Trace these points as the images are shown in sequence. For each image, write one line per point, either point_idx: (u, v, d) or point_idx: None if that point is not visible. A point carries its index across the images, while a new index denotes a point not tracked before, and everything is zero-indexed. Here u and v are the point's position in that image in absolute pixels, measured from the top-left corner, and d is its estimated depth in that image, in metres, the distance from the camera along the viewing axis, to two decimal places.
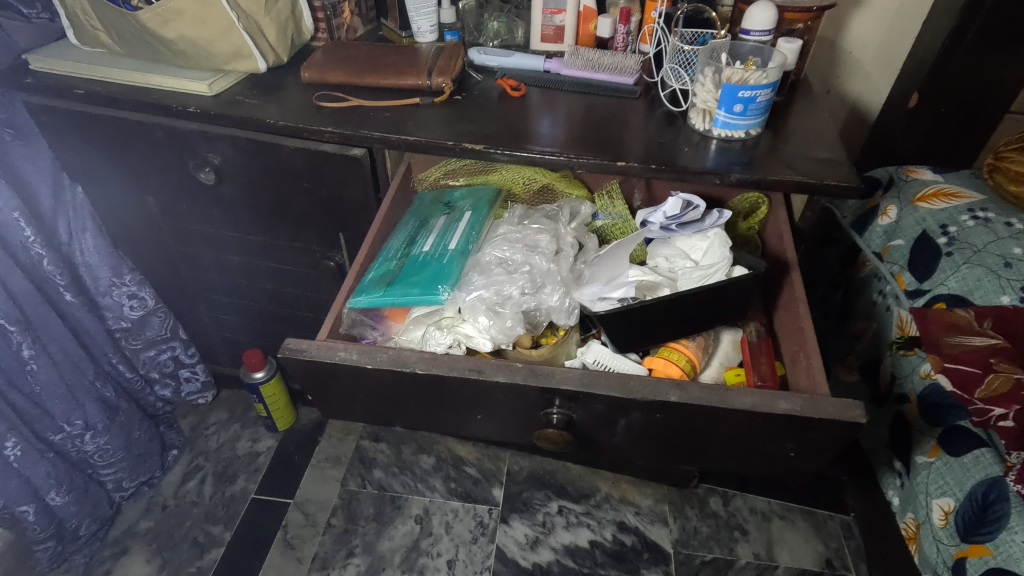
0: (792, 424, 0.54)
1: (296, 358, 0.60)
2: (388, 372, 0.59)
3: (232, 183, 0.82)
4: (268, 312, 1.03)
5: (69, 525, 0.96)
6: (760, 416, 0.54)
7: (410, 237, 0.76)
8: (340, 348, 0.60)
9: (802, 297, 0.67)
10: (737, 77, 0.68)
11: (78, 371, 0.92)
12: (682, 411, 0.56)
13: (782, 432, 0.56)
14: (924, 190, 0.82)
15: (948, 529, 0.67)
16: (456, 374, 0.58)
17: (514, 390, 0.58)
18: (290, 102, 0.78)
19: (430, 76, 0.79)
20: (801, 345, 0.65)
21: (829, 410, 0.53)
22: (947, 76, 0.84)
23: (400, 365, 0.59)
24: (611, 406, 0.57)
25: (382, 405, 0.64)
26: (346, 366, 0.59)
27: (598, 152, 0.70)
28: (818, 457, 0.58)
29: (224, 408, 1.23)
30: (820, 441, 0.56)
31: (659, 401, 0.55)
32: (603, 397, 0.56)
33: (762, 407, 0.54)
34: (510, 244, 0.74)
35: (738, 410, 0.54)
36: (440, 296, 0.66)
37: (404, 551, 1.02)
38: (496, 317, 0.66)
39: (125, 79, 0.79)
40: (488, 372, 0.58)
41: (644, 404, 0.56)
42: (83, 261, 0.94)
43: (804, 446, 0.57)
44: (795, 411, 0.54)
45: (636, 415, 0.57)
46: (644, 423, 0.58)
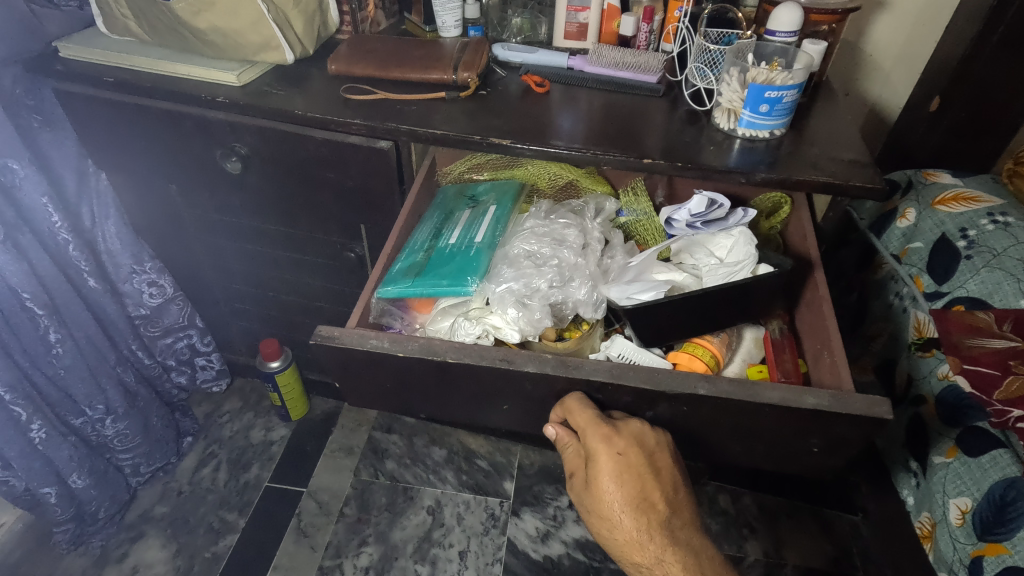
0: (818, 419, 0.55)
1: (328, 344, 0.61)
2: (417, 360, 0.60)
3: (258, 172, 0.82)
4: (287, 302, 1.04)
5: (88, 508, 0.97)
6: (786, 411, 0.55)
7: (437, 229, 0.77)
8: (370, 336, 0.62)
9: (827, 296, 0.68)
10: (763, 78, 0.69)
11: (100, 356, 0.93)
12: (709, 404, 0.56)
13: (807, 426, 0.56)
14: (942, 194, 0.83)
15: (965, 528, 0.68)
16: (486, 364, 0.59)
17: (543, 380, 0.59)
18: (317, 94, 0.79)
19: (455, 71, 0.79)
20: (825, 343, 0.66)
21: (854, 406, 0.54)
22: (971, 80, 0.85)
23: (430, 354, 0.60)
24: (638, 398, 0.58)
25: (407, 393, 0.65)
26: (377, 353, 0.60)
27: (622, 150, 0.70)
28: (841, 454, 0.58)
29: (238, 397, 1.24)
30: (843, 436, 0.56)
31: (688, 393, 0.56)
32: (631, 389, 0.57)
33: (791, 402, 0.55)
34: (537, 238, 0.75)
35: (766, 404, 0.55)
36: (468, 287, 0.67)
37: (416, 541, 1.03)
38: (524, 309, 0.67)
39: (155, 69, 0.80)
40: (517, 362, 0.59)
41: (672, 396, 0.57)
42: (104, 248, 0.95)
43: (828, 442, 0.57)
44: (822, 406, 0.55)
45: (663, 407, 0.58)
46: (669, 416, 0.59)
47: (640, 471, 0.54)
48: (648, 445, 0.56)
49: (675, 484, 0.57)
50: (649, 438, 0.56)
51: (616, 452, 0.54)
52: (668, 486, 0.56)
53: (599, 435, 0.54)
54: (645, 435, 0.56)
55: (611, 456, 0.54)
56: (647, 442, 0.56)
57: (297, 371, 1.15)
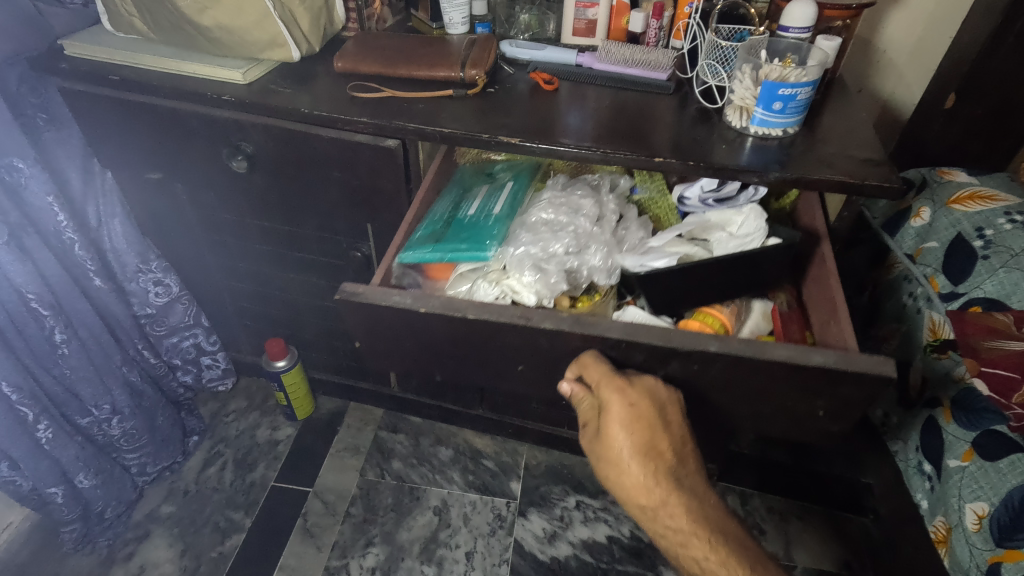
0: (823, 378, 0.56)
1: (353, 299, 0.63)
2: (440, 316, 0.62)
3: (264, 171, 0.82)
4: (293, 301, 1.03)
5: (95, 508, 0.97)
6: (793, 369, 0.57)
7: (455, 203, 0.79)
8: (393, 293, 0.64)
9: (834, 269, 0.68)
10: (777, 74, 0.68)
11: (106, 355, 0.93)
12: (720, 361, 0.58)
13: (813, 386, 0.58)
14: (958, 192, 0.81)
15: (982, 533, 0.67)
16: (505, 320, 0.60)
17: (558, 337, 0.60)
18: (323, 92, 0.79)
19: (463, 68, 0.79)
20: (831, 312, 0.67)
21: (860, 363, 0.56)
22: (987, 75, 0.83)
23: (450, 309, 0.62)
24: (650, 356, 0.59)
25: (431, 352, 0.67)
26: (400, 309, 0.62)
27: (633, 148, 0.69)
28: (846, 417, 0.60)
29: (244, 396, 1.24)
30: (848, 398, 0.58)
31: (698, 350, 0.57)
32: (644, 346, 0.58)
33: (797, 358, 0.56)
34: (555, 206, 0.76)
35: (774, 361, 0.56)
36: (488, 252, 0.69)
37: (422, 541, 1.03)
38: (541, 273, 0.68)
39: (160, 67, 0.80)
40: (534, 318, 0.60)
41: (684, 352, 0.58)
42: (110, 247, 0.94)
43: (833, 405, 0.59)
44: (829, 364, 0.56)
45: (674, 365, 0.59)
46: (681, 374, 0.60)
47: (650, 420, 0.55)
48: (660, 398, 0.57)
49: (686, 439, 0.57)
50: (662, 392, 0.58)
51: (628, 402, 0.55)
52: (679, 439, 0.56)
53: (612, 386, 0.56)
54: (658, 390, 0.57)
55: (622, 404, 0.55)
56: (659, 396, 0.57)
57: (302, 370, 1.14)
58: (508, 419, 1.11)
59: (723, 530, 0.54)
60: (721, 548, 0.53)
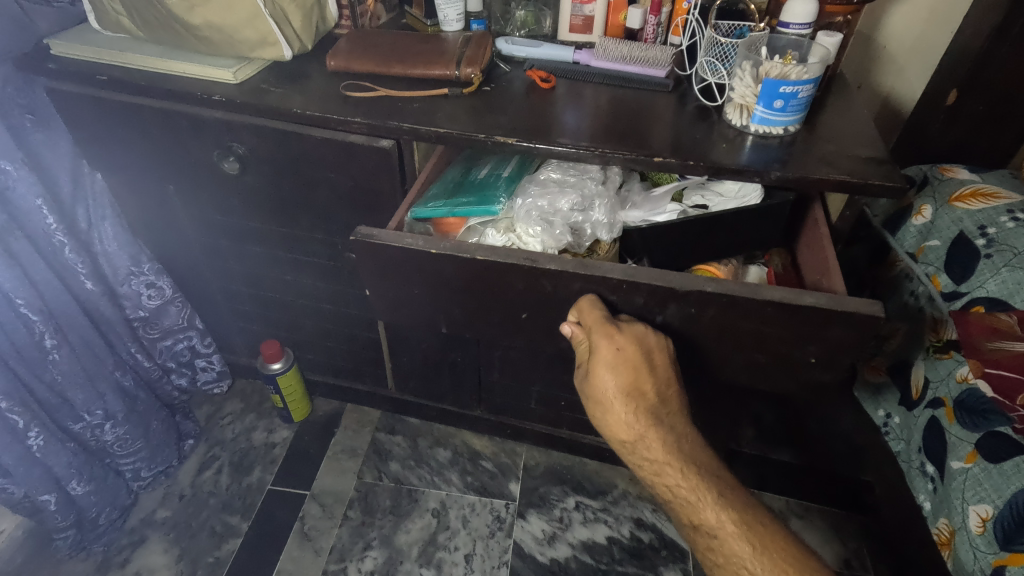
0: (814, 318, 0.61)
1: (367, 241, 0.67)
2: (448, 257, 0.66)
3: (256, 172, 0.80)
4: (287, 304, 1.02)
5: (89, 515, 0.97)
6: (787, 309, 0.61)
7: (468, 166, 0.84)
8: (406, 237, 0.68)
9: (825, 232, 0.73)
10: (777, 72, 0.67)
11: (98, 360, 0.92)
12: (718, 302, 0.63)
13: (804, 329, 0.63)
14: (960, 190, 0.80)
15: (986, 536, 0.66)
16: (512, 261, 0.65)
17: (562, 278, 0.65)
18: (315, 91, 0.77)
19: (458, 66, 0.78)
20: (824, 270, 0.71)
21: (850, 305, 0.60)
22: (989, 70, 0.83)
23: (460, 252, 0.66)
24: (650, 298, 0.64)
25: (438, 301, 0.72)
26: (410, 251, 0.67)
27: (631, 147, 0.68)
28: (835, 366, 0.65)
29: (239, 398, 1.22)
30: (838, 339, 0.63)
31: (696, 291, 0.62)
32: (643, 288, 0.63)
33: (791, 299, 0.61)
34: (563, 166, 0.80)
35: (768, 303, 0.61)
36: (496, 206, 0.74)
37: (421, 544, 1.02)
38: (547, 226, 0.74)
39: (149, 66, 0.79)
40: (541, 261, 0.65)
41: (682, 294, 0.63)
42: (101, 250, 0.93)
43: (823, 351, 0.64)
44: (822, 304, 0.60)
45: (673, 308, 0.64)
46: (677, 321, 0.66)
47: (635, 364, 0.60)
48: (647, 344, 0.62)
49: (670, 381, 0.62)
50: (651, 338, 0.62)
51: (615, 347, 0.60)
52: (662, 381, 0.61)
53: (601, 331, 0.61)
54: (646, 337, 0.62)
55: (610, 348, 0.60)
56: (645, 341, 0.61)
57: (298, 372, 1.13)
58: (507, 420, 1.10)
59: (695, 460, 0.60)
60: (690, 473, 0.59)
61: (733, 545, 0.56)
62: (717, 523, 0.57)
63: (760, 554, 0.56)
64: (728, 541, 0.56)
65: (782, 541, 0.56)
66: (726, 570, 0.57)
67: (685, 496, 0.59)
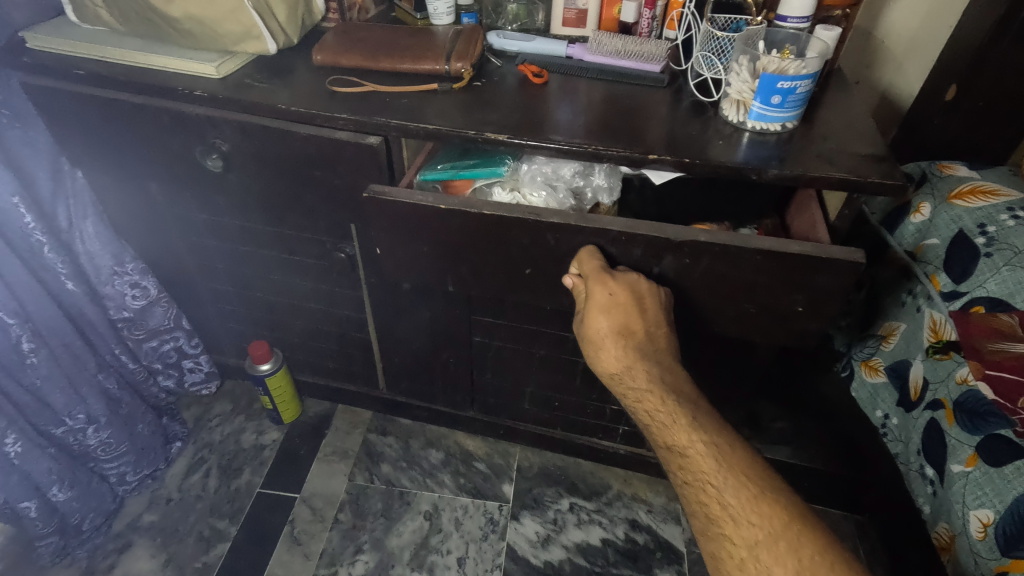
0: (801, 264, 0.65)
1: (381, 198, 0.70)
2: (458, 212, 0.70)
3: (240, 170, 0.78)
4: (277, 304, 1.00)
5: (72, 520, 0.94)
6: (775, 258, 0.65)
7: None
8: (417, 194, 0.71)
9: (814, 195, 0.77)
10: (774, 67, 0.65)
11: (80, 363, 0.90)
12: (709, 253, 0.66)
13: (792, 278, 0.66)
14: (959, 187, 0.79)
15: (988, 542, 0.65)
16: (517, 215, 0.68)
17: (566, 231, 0.68)
18: (301, 86, 0.75)
19: (448, 61, 0.76)
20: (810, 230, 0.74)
21: (836, 251, 0.64)
22: (989, 67, 0.81)
23: (468, 208, 0.69)
24: (648, 250, 0.68)
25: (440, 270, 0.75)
26: (421, 206, 0.70)
27: (625, 144, 0.66)
28: (822, 313, 0.69)
29: (228, 399, 1.20)
30: (825, 287, 0.66)
31: (691, 242, 0.66)
32: (643, 238, 0.67)
33: (778, 247, 0.65)
34: None
35: (756, 251, 0.65)
36: (502, 168, 0.77)
37: (413, 548, 1.01)
38: (551, 190, 0.77)
39: (129, 60, 0.77)
40: (545, 215, 0.68)
41: (678, 244, 0.66)
42: (83, 249, 0.90)
43: (810, 298, 0.68)
44: (808, 252, 0.64)
45: (668, 260, 0.68)
46: (673, 272, 0.70)
47: (625, 305, 0.64)
48: (639, 290, 0.65)
49: (660, 323, 0.65)
50: (643, 285, 0.66)
51: (608, 291, 0.64)
52: (652, 323, 0.64)
53: (596, 278, 0.65)
54: (639, 284, 0.66)
55: (603, 291, 0.64)
56: (638, 287, 0.65)
57: (288, 372, 1.11)
58: (501, 421, 1.09)
59: (677, 389, 0.60)
60: (668, 398, 0.59)
61: (702, 463, 0.55)
62: (687, 442, 0.56)
63: (727, 472, 0.54)
64: (697, 460, 0.55)
65: (753, 464, 0.55)
66: (693, 488, 0.55)
67: (660, 417, 0.59)
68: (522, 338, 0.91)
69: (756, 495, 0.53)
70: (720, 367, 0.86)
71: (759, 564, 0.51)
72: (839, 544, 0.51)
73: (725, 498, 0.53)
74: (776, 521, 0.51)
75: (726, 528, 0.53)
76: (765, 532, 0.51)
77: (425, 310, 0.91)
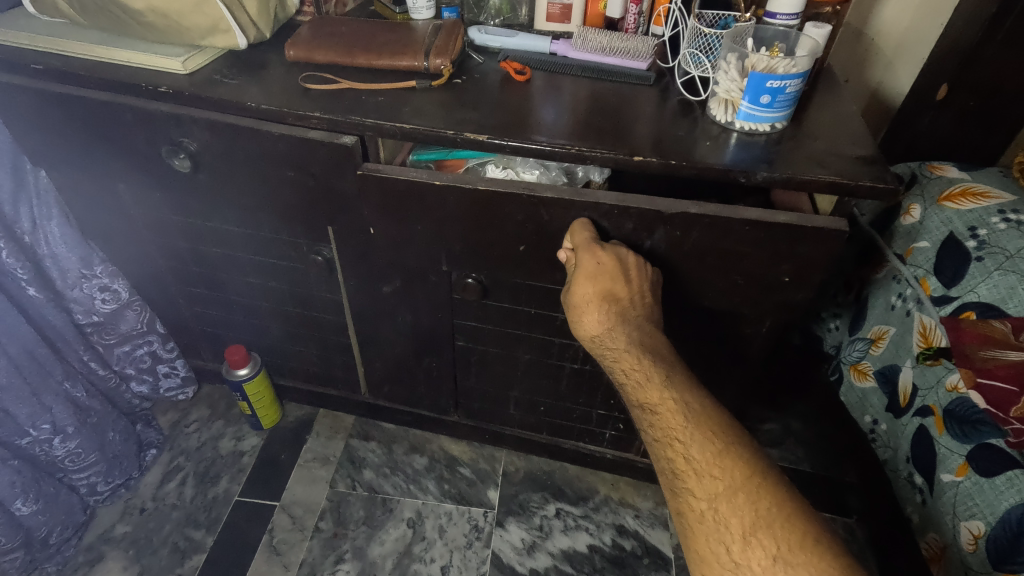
0: (788, 235, 0.64)
1: (374, 175, 0.69)
2: (452, 187, 0.68)
3: (209, 170, 0.75)
4: (254, 307, 0.96)
5: (38, 534, 0.91)
6: (763, 229, 0.64)
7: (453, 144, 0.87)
8: (411, 171, 0.70)
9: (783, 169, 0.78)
10: (764, 65, 0.63)
11: (45, 371, 0.86)
12: (699, 224, 0.65)
13: (777, 250, 0.66)
14: (949, 189, 0.78)
15: (978, 555, 0.64)
16: (512, 191, 0.67)
17: (560, 207, 0.67)
18: (273, 83, 0.72)
19: (426, 57, 0.73)
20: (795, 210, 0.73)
21: (819, 222, 0.63)
22: (978, 68, 0.80)
23: (462, 183, 0.68)
24: (639, 223, 0.67)
25: None
26: (416, 184, 0.69)
27: (610, 145, 0.64)
28: (807, 282, 0.68)
29: (205, 404, 1.17)
30: (807, 258, 0.66)
31: (681, 213, 0.64)
32: (635, 211, 0.65)
33: (765, 218, 0.63)
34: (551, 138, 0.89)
35: (746, 221, 0.64)
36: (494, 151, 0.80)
37: (396, 556, 0.99)
38: (543, 167, 0.77)
39: (89, 54, 0.73)
40: (539, 190, 0.67)
41: (669, 217, 0.65)
42: (47, 252, 0.86)
43: (797, 267, 0.67)
44: (793, 222, 0.63)
45: (660, 233, 0.67)
46: (666, 244, 0.68)
47: (611, 274, 0.63)
48: (626, 261, 0.64)
49: (645, 294, 0.64)
50: (630, 258, 0.65)
51: (596, 260, 0.63)
52: (637, 292, 0.63)
53: (585, 248, 0.64)
54: (626, 258, 0.64)
55: (591, 258, 0.63)
56: (626, 259, 0.64)
57: (266, 377, 1.08)
58: (486, 426, 1.06)
59: (657, 353, 0.59)
60: (644, 358, 0.59)
61: (671, 419, 0.55)
62: (659, 400, 0.56)
63: (695, 428, 0.54)
64: (667, 416, 0.55)
65: (720, 420, 0.55)
66: (661, 443, 0.55)
67: (635, 375, 0.58)
68: (506, 342, 0.89)
69: (721, 449, 0.52)
70: (708, 370, 0.84)
71: (717, 514, 0.50)
72: (797, 496, 0.51)
73: (690, 452, 0.53)
74: (736, 474, 0.51)
75: (689, 481, 0.52)
76: (725, 485, 0.51)
77: (406, 313, 0.89)
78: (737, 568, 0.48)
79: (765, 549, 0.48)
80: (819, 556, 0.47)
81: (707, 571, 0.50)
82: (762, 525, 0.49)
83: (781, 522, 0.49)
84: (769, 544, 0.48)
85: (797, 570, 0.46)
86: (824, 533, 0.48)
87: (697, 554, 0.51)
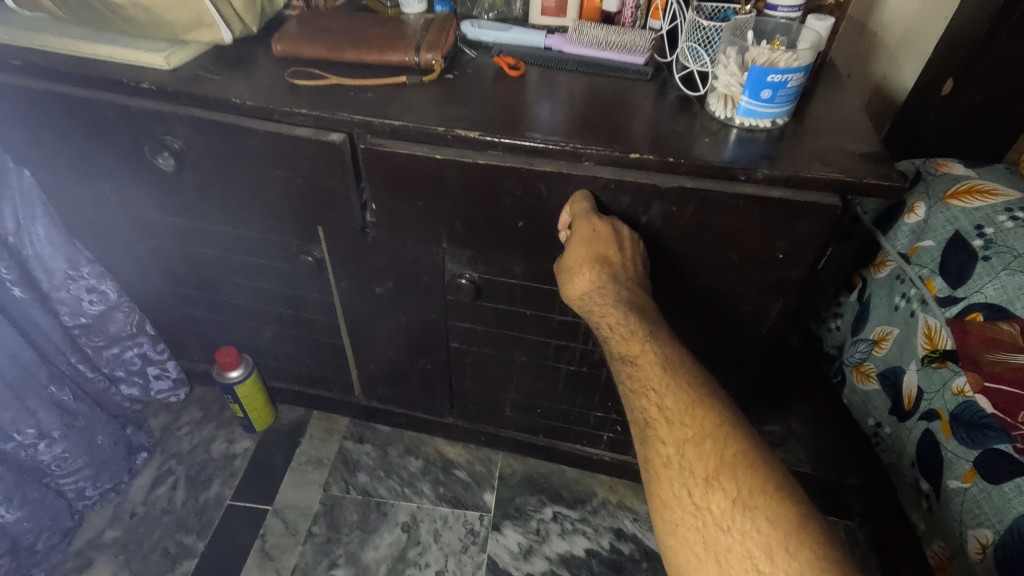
0: (782, 210, 0.61)
1: (377, 151, 0.66)
2: (454, 162, 0.65)
3: (196, 169, 0.73)
4: (245, 308, 0.94)
5: (23, 541, 0.89)
6: (754, 203, 0.61)
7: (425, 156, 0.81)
8: (413, 144, 0.66)
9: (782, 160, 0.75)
10: (764, 59, 0.61)
11: (29, 375, 0.84)
12: (695, 199, 0.63)
13: (771, 223, 0.63)
14: (955, 187, 0.76)
15: (986, 564, 0.62)
16: (510, 164, 0.64)
17: (557, 181, 0.64)
18: (259, 78, 0.70)
19: (417, 52, 0.71)
20: None
21: (812, 196, 0.60)
22: (984, 63, 0.78)
23: (462, 157, 0.64)
24: (636, 198, 0.64)
25: None
26: (417, 158, 0.65)
27: (605, 142, 0.62)
28: (803, 261, 0.66)
29: (198, 406, 1.15)
30: (804, 234, 0.63)
31: (676, 188, 0.62)
32: (630, 185, 0.63)
33: (760, 194, 0.61)
34: None
35: (739, 196, 0.61)
36: None
37: (390, 561, 0.97)
38: None
39: (70, 50, 0.71)
40: (537, 163, 0.64)
41: (664, 192, 0.63)
42: (32, 252, 0.84)
43: (791, 245, 0.64)
44: (786, 196, 0.60)
45: (656, 208, 0.64)
46: (662, 221, 0.65)
47: (603, 238, 0.59)
48: (622, 230, 0.61)
49: (638, 263, 0.61)
50: (625, 230, 0.62)
51: (592, 227, 0.60)
52: (630, 260, 0.60)
53: (583, 217, 0.61)
54: (622, 229, 0.61)
55: (586, 221, 0.60)
56: (621, 232, 0.61)
57: (258, 378, 1.06)
58: (482, 428, 1.04)
59: (646, 313, 0.56)
60: (631, 315, 0.55)
61: (648, 370, 0.52)
62: (639, 351, 0.53)
63: (671, 378, 0.52)
64: (645, 368, 0.53)
65: (695, 371, 0.53)
66: (637, 393, 0.52)
67: (620, 331, 0.55)
68: (501, 343, 0.87)
69: (694, 399, 0.50)
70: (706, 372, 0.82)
71: (683, 459, 0.48)
72: (764, 446, 0.49)
73: (663, 401, 0.51)
74: (706, 422, 0.49)
75: (659, 429, 0.50)
76: (693, 431, 0.49)
77: (399, 314, 0.87)
78: (697, 511, 0.46)
79: (726, 492, 0.46)
80: (778, 501, 0.45)
81: (669, 514, 0.48)
82: (724, 470, 0.47)
83: (745, 468, 0.47)
84: (730, 488, 0.46)
85: (756, 514, 0.45)
86: (787, 478, 0.47)
87: (661, 499, 0.49)
